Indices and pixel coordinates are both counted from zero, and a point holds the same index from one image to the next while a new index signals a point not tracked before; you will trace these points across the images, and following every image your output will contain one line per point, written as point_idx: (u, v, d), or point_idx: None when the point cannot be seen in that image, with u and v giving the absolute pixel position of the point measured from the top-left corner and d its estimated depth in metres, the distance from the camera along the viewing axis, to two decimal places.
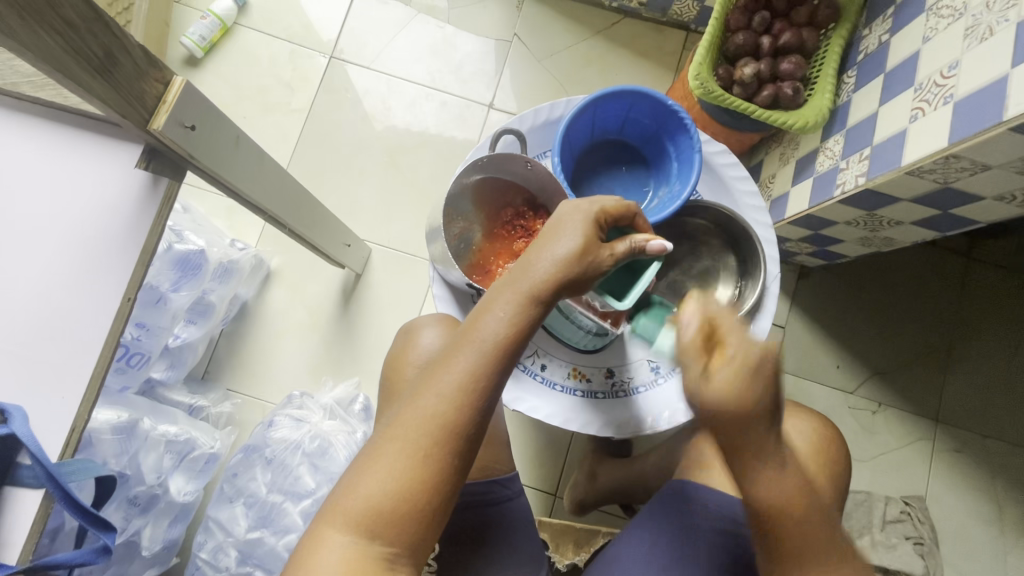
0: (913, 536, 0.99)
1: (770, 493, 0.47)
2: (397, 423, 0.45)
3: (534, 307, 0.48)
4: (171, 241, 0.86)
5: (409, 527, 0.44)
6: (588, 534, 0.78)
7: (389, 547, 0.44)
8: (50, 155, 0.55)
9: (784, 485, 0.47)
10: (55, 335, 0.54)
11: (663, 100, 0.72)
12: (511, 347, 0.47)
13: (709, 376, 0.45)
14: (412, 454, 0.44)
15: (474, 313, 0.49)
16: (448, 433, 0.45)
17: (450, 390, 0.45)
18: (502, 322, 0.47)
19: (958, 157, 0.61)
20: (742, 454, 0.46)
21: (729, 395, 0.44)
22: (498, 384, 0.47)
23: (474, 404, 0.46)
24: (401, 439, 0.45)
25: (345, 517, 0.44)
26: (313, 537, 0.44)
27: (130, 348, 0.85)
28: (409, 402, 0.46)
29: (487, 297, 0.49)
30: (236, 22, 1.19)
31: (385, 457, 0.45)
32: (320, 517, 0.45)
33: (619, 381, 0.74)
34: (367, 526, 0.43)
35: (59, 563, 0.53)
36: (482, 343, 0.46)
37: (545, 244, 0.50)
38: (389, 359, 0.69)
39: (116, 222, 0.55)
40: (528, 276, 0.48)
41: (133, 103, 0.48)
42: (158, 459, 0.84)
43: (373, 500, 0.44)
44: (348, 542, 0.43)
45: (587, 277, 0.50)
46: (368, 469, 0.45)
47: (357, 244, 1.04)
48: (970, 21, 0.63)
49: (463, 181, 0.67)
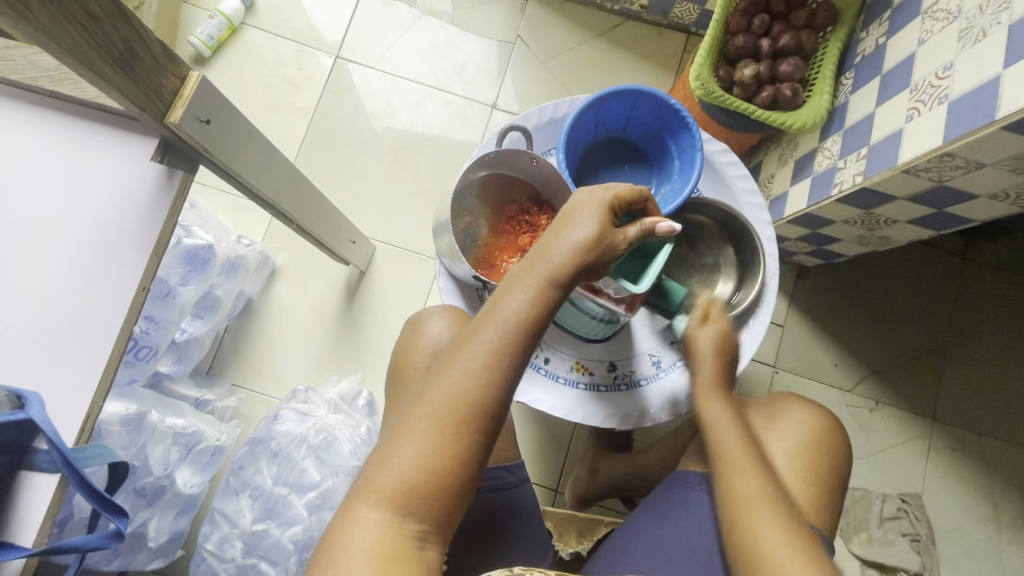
0: (908, 533, 1.02)
1: (712, 412, 0.63)
2: (422, 404, 0.46)
3: (553, 290, 0.50)
4: (181, 235, 0.88)
5: (439, 503, 0.45)
6: (590, 524, 0.79)
7: (420, 524, 0.45)
8: (67, 147, 0.56)
9: (728, 415, 0.62)
10: (71, 323, 0.55)
11: (666, 99, 0.73)
12: (532, 328, 0.49)
13: (701, 330, 0.67)
14: (439, 434, 0.45)
15: (493, 298, 0.50)
16: (474, 412, 0.46)
17: (473, 370, 0.47)
18: (522, 305, 0.48)
19: (953, 156, 0.63)
20: (704, 378, 0.65)
21: (709, 342, 0.66)
22: (519, 364, 0.49)
23: (498, 383, 0.47)
24: (429, 419, 0.46)
25: (376, 497, 0.45)
26: (342, 518, 0.45)
27: (139, 341, 0.85)
28: (434, 383, 0.47)
29: (506, 281, 0.51)
30: (243, 22, 1.20)
31: (413, 437, 0.46)
32: (350, 498, 0.46)
33: (621, 374, 0.75)
34: (398, 505, 0.45)
35: (74, 546, 0.53)
36: (504, 325, 0.48)
37: (562, 230, 0.51)
38: (397, 351, 0.70)
39: (132, 213, 0.56)
40: (547, 261, 0.50)
41: (151, 96, 0.50)
42: (165, 451, 0.85)
43: (405, 478, 0.45)
44: (381, 520, 0.44)
45: (603, 261, 0.52)
46: (395, 449, 0.46)
47: (362, 241, 1.05)
48: (964, 24, 0.64)
49: (469, 176, 0.69)
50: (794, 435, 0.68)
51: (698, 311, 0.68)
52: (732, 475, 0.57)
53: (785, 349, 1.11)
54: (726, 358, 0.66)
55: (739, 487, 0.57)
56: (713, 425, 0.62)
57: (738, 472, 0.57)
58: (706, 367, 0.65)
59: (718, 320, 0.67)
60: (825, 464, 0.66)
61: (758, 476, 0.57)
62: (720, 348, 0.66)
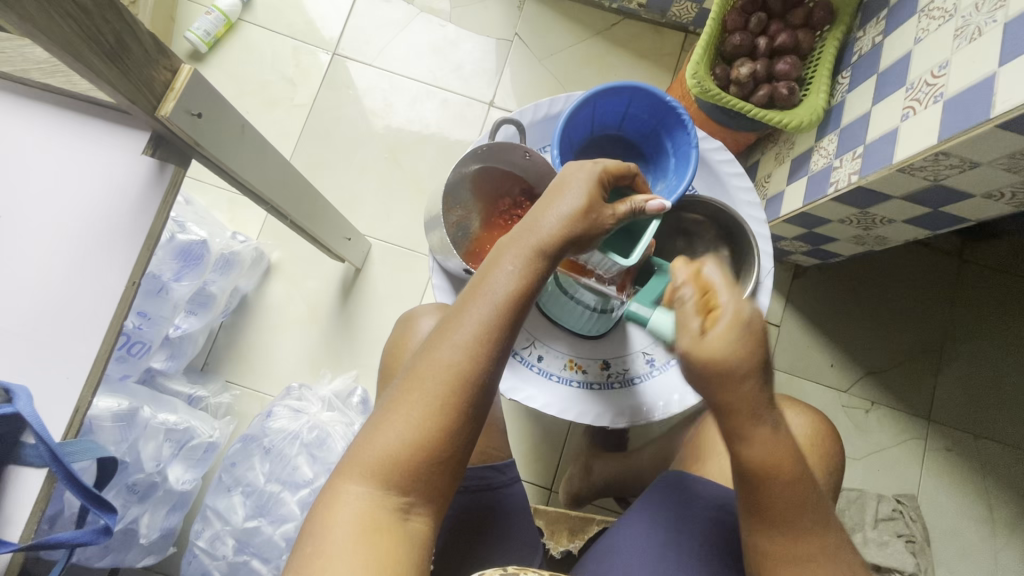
0: (903, 534, 1.01)
1: (754, 454, 0.48)
2: (411, 378, 0.46)
3: (543, 261, 0.49)
4: (174, 231, 0.87)
5: (425, 477, 0.45)
6: (582, 522, 0.77)
7: (406, 498, 0.45)
8: (58, 141, 0.56)
9: (772, 449, 0.48)
10: (60, 317, 0.54)
11: (661, 95, 0.73)
12: (521, 301, 0.48)
13: (705, 335, 0.45)
14: (426, 407, 0.45)
15: (482, 271, 0.50)
16: (462, 385, 0.46)
17: (460, 344, 0.46)
18: (511, 278, 0.48)
19: (948, 154, 0.63)
20: (741, 420, 0.47)
21: (729, 346, 0.44)
22: (510, 338, 0.48)
23: (485, 356, 0.46)
24: (416, 393, 0.46)
25: (362, 471, 0.45)
26: (328, 492, 0.45)
27: (132, 337, 0.85)
28: (422, 357, 0.47)
29: (495, 252, 0.50)
30: (240, 18, 1.20)
31: (400, 410, 0.45)
32: (336, 474, 0.46)
33: (615, 372, 0.75)
34: (384, 479, 0.44)
35: (62, 541, 0.53)
36: (492, 298, 0.47)
37: (551, 202, 0.51)
38: (389, 346, 0.69)
39: (121, 207, 0.55)
40: (536, 233, 0.50)
41: (141, 88, 0.49)
42: (157, 448, 0.85)
43: (390, 453, 0.45)
44: (366, 493, 0.44)
45: (591, 234, 0.51)
46: (384, 424, 0.46)
47: (358, 238, 1.05)
48: (960, 23, 0.64)
49: (462, 169, 0.68)
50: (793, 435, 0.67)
51: (694, 304, 0.47)
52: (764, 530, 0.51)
53: (781, 349, 1.11)
54: (752, 376, 0.45)
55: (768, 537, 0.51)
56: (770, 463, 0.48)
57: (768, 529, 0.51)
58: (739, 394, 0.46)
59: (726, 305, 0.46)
60: (820, 466, 0.66)
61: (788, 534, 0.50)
62: (734, 357, 0.45)
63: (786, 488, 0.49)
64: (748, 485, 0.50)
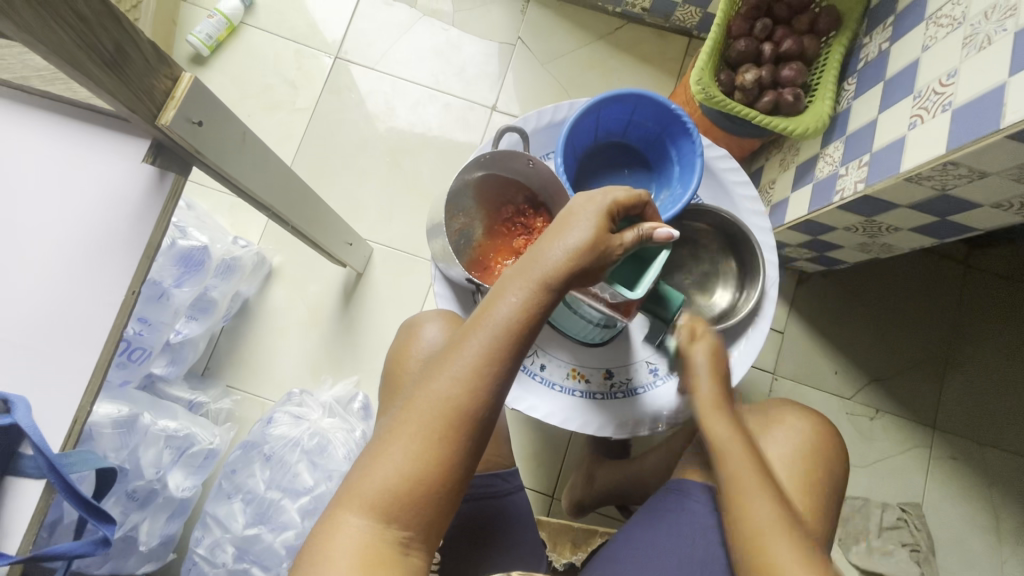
0: (907, 543, 1.02)
1: (714, 434, 0.59)
2: (410, 408, 0.46)
3: (548, 292, 0.49)
4: (175, 236, 0.87)
5: (424, 509, 0.44)
6: (585, 534, 0.77)
7: (405, 531, 0.44)
8: (57, 149, 0.56)
9: (734, 431, 0.59)
10: (59, 326, 0.54)
11: (666, 104, 0.73)
12: (522, 332, 0.47)
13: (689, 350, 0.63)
14: (426, 438, 0.44)
15: (485, 299, 0.49)
16: (462, 417, 0.45)
17: (462, 375, 0.45)
18: (513, 308, 0.47)
19: (956, 164, 0.62)
20: (705, 400, 0.61)
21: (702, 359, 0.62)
22: (510, 368, 0.47)
23: (485, 388, 0.46)
24: (415, 423, 0.45)
25: (360, 502, 0.44)
26: (324, 523, 0.44)
27: (132, 343, 0.85)
28: (422, 387, 0.46)
29: (500, 280, 0.50)
30: (243, 22, 1.20)
31: (399, 441, 0.45)
32: (334, 503, 0.45)
33: (618, 382, 0.75)
34: (382, 511, 0.44)
35: (60, 553, 0.52)
36: (493, 328, 0.47)
37: (558, 233, 0.50)
38: (391, 355, 0.69)
39: (120, 217, 0.55)
40: (540, 263, 0.49)
41: (141, 96, 0.49)
42: (157, 454, 0.84)
43: (388, 484, 0.44)
44: (363, 526, 0.43)
45: (598, 266, 0.50)
46: (382, 455, 0.45)
47: (360, 243, 1.05)
48: (969, 31, 0.64)
49: (466, 177, 0.68)
50: (791, 440, 0.67)
51: (685, 331, 0.64)
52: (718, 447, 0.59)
53: (785, 355, 1.10)
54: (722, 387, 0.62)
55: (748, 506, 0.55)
56: (721, 445, 0.58)
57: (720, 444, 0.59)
58: (706, 385, 0.61)
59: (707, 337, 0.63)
60: (823, 473, 0.65)
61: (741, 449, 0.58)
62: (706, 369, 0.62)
63: (744, 462, 0.57)
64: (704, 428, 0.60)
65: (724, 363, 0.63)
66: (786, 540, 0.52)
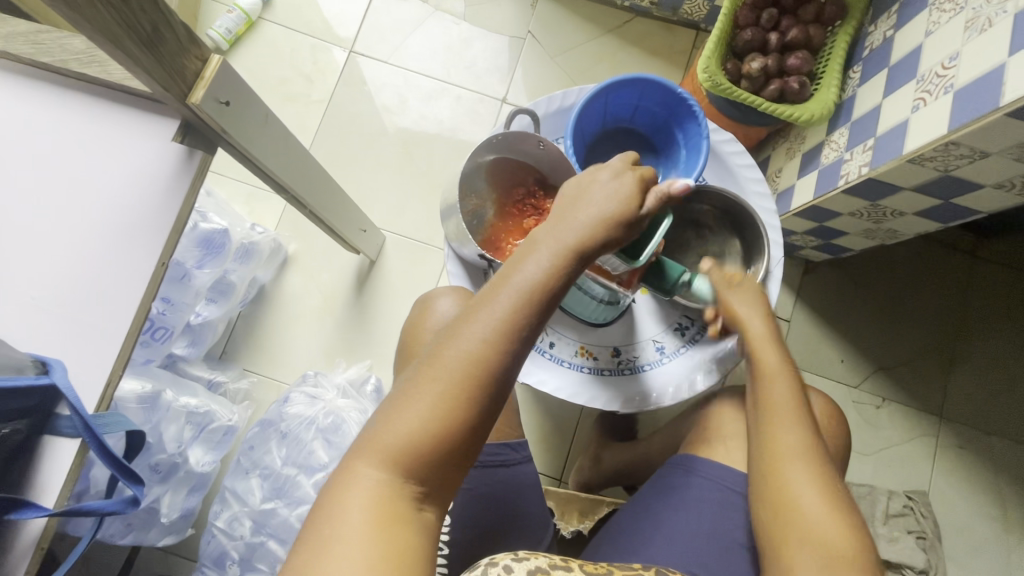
0: (914, 530, 1.01)
1: (764, 357, 0.62)
2: (434, 364, 0.46)
3: (573, 261, 0.50)
4: (197, 220, 0.90)
5: (440, 467, 0.46)
6: (593, 503, 0.78)
7: (420, 486, 0.46)
8: (93, 129, 0.59)
9: (782, 360, 0.62)
10: (93, 295, 0.57)
11: (673, 88, 0.74)
12: (545, 300, 0.48)
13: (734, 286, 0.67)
14: (450, 396, 0.45)
15: (511, 261, 0.50)
16: (483, 377, 0.46)
17: (486, 336, 0.46)
18: (538, 273, 0.48)
19: (958, 144, 0.64)
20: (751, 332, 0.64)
21: (751, 296, 0.66)
22: (531, 333, 0.48)
23: (505, 350, 0.46)
24: (437, 381, 0.46)
25: (379, 454, 0.45)
26: (344, 470, 0.46)
27: (156, 322, 0.88)
28: (447, 345, 0.47)
29: (528, 244, 0.51)
30: (260, 17, 1.23)
31: (420, 397, 0.46)
32: (352, 453, 0.46)
33: (625, 360, 0.77)
34: (399, 465, 0.45)
35: (92, 510, 0.55)
36: (518, 291, 0.47)
37: (585, 205, 0.52)
38: (406, 330, 0.71)
39: (153, 192, 0.58)
40: (567, 232, 0.50)
41: (173, 76, 0.52)
42: (179, 430, 0.88)
43: (408, 439, 0.45)
44: (383, 477, 0.45)
45: (618, 239, 0.52)
46: (404, 408, 0.46)
47: (373, 230, 1.07)
48: (971, 14, 0.65)
49: (478, 158, 0.70)
50: None
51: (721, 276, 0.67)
52: (786, 473, 0.56)
53: (791, 342, 1.11)
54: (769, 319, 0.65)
55: (777, 434, 0.58)
56: (766, 369, 0.62)
57: (789, 470, 0.56)
58: (755, 320, 0.64)
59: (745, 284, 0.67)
60: None
61: (813, 479, 0.56)
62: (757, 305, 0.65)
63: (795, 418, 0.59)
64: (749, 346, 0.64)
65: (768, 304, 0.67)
66: (822, 494, 0.55)
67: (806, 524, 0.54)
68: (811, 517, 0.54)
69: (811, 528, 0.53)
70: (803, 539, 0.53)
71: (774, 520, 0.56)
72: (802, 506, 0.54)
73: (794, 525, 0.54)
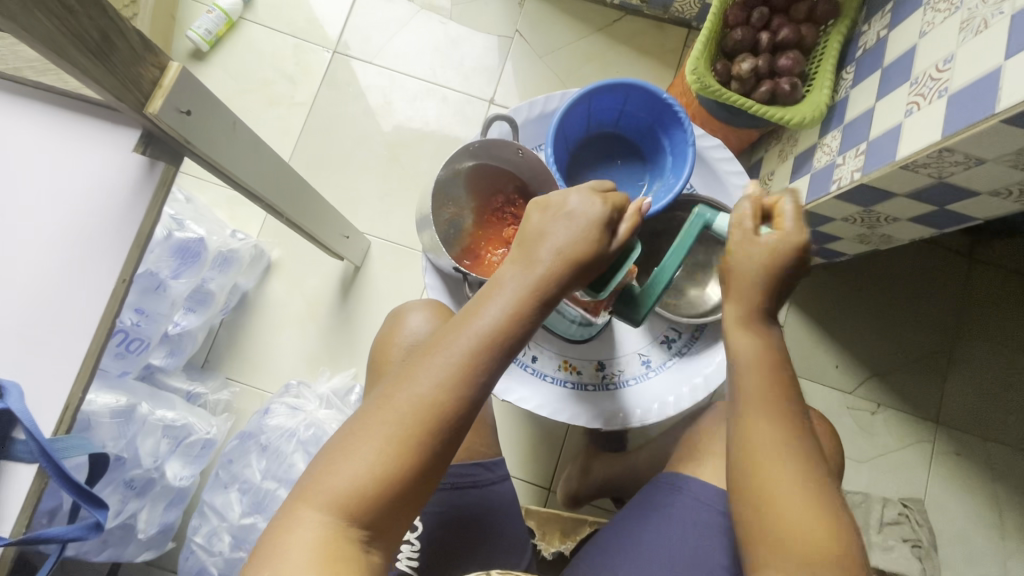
0: (910, 538, 0.99)
1: (740, 345, 0.54)
2: (388, 407, 0.44)
3: (535, 302, 0.48)
4: (172, 229, 0.87)
5: (389, 513, 0.44)
6: (574, 523, 0.77)
7: (366, 532, 0.43)
8: (48, 141, 0.56)
9: (760, 343, 0.53)
10: (49, 316, 0.55)
11: (658, 92, 0.72)
12: (504, 345, 0.46)
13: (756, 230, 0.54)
14: (403, 439, 0.43)
15: (474, 302, 0.48)
16: (438, 421, 0.44)
17: (442, 379, 0.45)
18: (499, 316, 0.47)
19: (951, 151, 0.61)
20: (739, 290, 0.54)
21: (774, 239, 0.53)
22: (490, 378, 0.46)
23: (462, 394, 0.45)
24: (390, 424, 0.44)
25: (325, 498, 0.43)
26: (286, 514, 0.43)
27: (129, 334, 0.85)
28: (404, 385, 0.45)
29: (492, 284, 0.49)
30: (242, 17, 1.20)
31: (371, 439, 0.43)
32: (296, 495, 0.44)
33: (609, 373, 0.75)
34: (344, 511, 0.43)
35: (52, 537, 0.53)
36: (477, 334, 0.46)
37: (548, 237, 0.50)
38: (376, 344, 0.69)
39: (112, 206, 0.56)
40: (531, 270, 0.49)
41: (128, 84, 0.50)
42: (155, 444, 0.86)
43: (356, 484, 0.43)
44: (327, 522, 0.42)
45: (586, 273, 0.50)
46: (352, 451, 0.44)
47: (356, 236, 1.05)
48: (966, 15, 0.62)
49: (455, 165, 0.68)
50: None
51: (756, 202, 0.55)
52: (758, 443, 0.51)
53: None
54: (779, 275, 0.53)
55: (751, 427, 0.51)
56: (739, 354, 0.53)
57: (770, 466, 0.50)
58: (756, 272, 0.53)
59: (786, 216, 0.54)
60: None
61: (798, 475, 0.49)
62: (782, 254, 0.52)
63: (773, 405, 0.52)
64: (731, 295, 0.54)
65: (798, 256, 0.53)
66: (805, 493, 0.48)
67: (779, 525, 0.48)
68: (792, 513, 0.48)
69: (789, 530, 0.48)
70: (780, 531, 0.48)
71: (753, 527, 0.50)
72: (781, 501, 0.48)
73: (770, 526, 0.49)
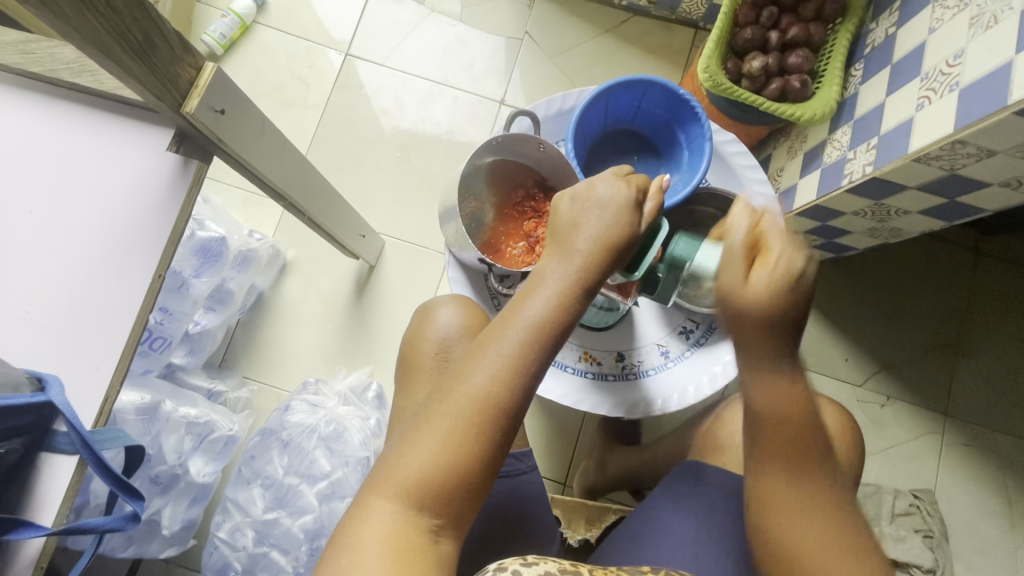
0: (922, 529, 1.01)
1: (764, 398, 0.53)
2: (447, 400, 0.46)
3: (580, 290, 0.49)
4: (194, 228, 0.89)
5: (455, 500, 0.45)
6: (599, 511, 0.78)
7: (435, 519, 0.45)
8: (84, 141, 0.58)
9: (787, 389, 0.52)
10: (87, 312, 0.56)
11: (675, 89, 0.73)
12: (555, 334, 0.48)
13: (747, 279, 0.51)
14: (464, 431, 0.45)
15: (520, 295, 0.50)
16: (497, 410, 0.45)
17: (497, 370, 0.46)
18: (546, 305, 0.48)
19: (964, 142, 0.63)
20: (760, 360, 0.52)
21: (761, 294, 0.50)
22: (542, 365, 0.47)
23: (519, 382, 0.46)
24: (450, 416, 0.45)
25: (395, 488, 0.44)
26: (359, 504, 0.45)
27: (153, 332, 0.87)
28: (460, 379, 0.46)
29: (536, 277, 0.51)
30: (255, 21, 1.22)
31: (433, 431, 0.45)
32: (366, 487, 0.46)
33: (629, 364, 0.76)
34: (413, 499, 0.44)
35: (92, 527, 0.54)
36: (528, 324, 0.47)
37: (586, 226, 0.51)
38: (405, 337, 0.70)
39: (147, 203, 0.57)
40: (572, 257, 0.50)
41: (168, 85, 0.51)
42: (178, 440, 0.87)
43: (423, 474, 0.44)
44: (398, 510, 0.44)
45: (622, 255, 0.52)
46: (415, 443, 0.45)
47: (372, 235, 1.06)
48: (975, 11, 0.64)
49: (477, 161, 0.69)
50: None
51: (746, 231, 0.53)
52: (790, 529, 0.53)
53: None
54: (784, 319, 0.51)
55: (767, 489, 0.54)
56: (765, 409, 0.53)
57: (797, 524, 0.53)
58: (772, 323, 0.51)
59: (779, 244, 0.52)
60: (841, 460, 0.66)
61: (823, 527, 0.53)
62: (775, 297, 0.51)
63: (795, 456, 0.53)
64: (750, 371, 0.53)
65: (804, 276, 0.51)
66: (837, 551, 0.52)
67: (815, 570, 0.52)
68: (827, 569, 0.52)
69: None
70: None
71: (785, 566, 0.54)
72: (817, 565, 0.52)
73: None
